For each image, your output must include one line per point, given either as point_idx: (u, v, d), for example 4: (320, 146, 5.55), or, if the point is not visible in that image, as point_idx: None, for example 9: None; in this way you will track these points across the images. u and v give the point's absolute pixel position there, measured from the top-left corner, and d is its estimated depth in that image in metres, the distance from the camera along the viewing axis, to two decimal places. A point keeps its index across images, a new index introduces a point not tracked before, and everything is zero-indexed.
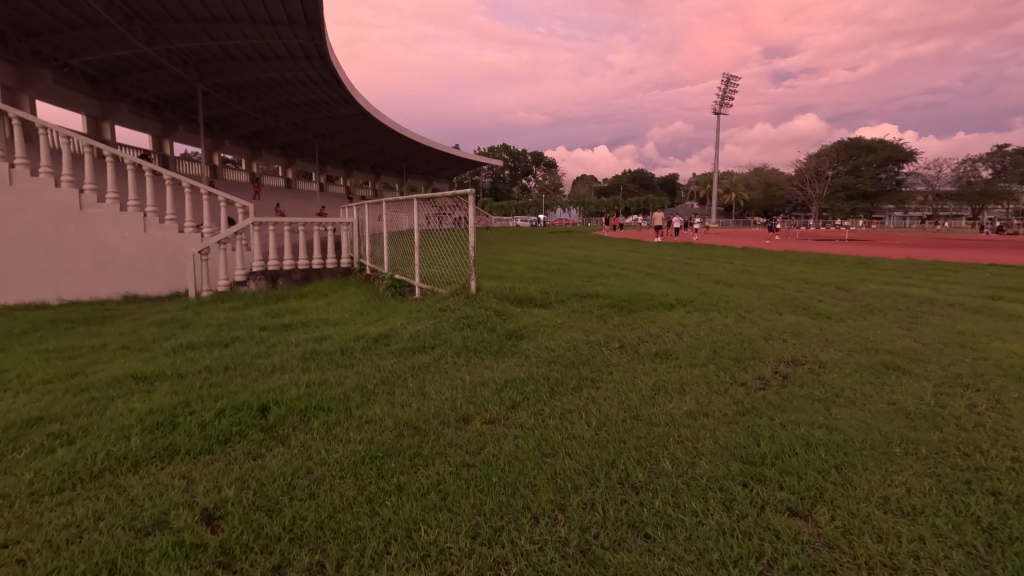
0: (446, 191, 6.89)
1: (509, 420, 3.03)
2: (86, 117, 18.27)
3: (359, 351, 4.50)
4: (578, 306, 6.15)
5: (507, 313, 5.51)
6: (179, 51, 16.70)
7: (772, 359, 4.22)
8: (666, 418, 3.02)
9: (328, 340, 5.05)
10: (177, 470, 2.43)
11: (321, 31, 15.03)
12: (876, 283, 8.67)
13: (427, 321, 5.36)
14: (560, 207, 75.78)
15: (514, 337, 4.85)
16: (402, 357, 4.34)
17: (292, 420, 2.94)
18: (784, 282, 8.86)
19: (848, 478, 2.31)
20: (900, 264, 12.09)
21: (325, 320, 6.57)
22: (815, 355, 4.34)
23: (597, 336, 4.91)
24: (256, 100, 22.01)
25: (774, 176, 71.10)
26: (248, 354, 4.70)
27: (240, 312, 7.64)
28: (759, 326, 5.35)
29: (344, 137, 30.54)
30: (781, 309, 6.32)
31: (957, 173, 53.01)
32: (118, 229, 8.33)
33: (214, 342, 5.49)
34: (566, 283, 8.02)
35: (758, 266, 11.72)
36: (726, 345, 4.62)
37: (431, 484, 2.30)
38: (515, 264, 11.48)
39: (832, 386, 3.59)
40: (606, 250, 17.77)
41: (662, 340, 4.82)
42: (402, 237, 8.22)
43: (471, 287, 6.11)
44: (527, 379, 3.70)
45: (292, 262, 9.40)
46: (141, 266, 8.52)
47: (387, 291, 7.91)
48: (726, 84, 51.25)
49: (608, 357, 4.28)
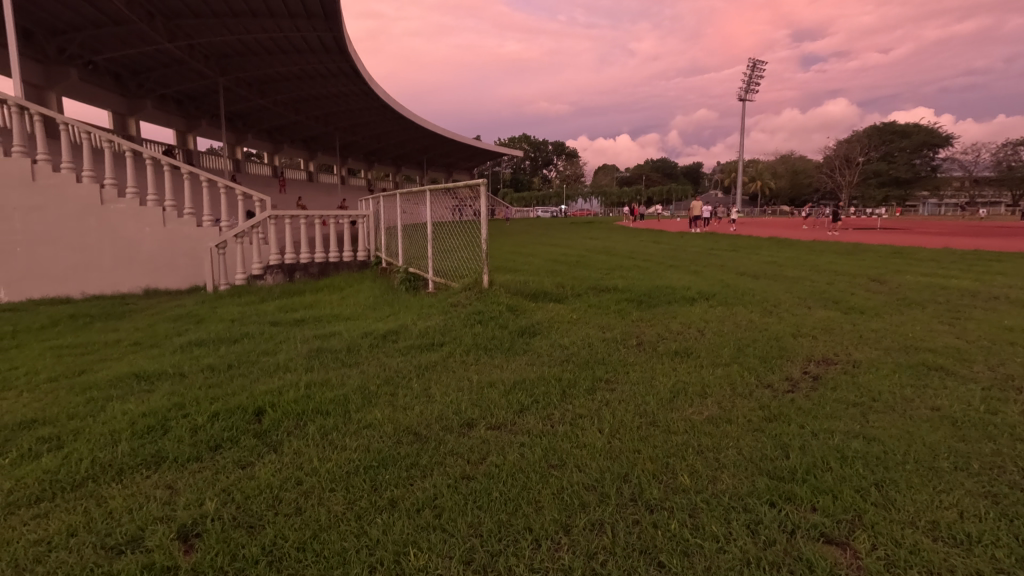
0: (460, 183, 6.72)
1: (516, 425, 2.85)
2: (112, 113, 18.56)
3: (366, 349, 4.36)
4: (595, 301, 5.91)
5: (520, 309, 5.31)
6: (201, 47, 16.81)
7: (800, 358, 3.95)
8: (685, 425, 2.80)
9: (336, 337, 4.93)
10: (162, 479, 2.31)
11: (338, 24, 14.91)
12: (912, 274, 8.24)
13: (437, 316, 5.19)
14: (582, 198, 75.13)
15: (526, 333, 4.66)
16: (410, 355, 4.19)
17: (287, 424, 2.80)
18: (813, 273, 8.49)
19: (890, 497, 2.07)
20: (936, 254, 11.52)
21: (338, 316, 6.46)
22: (848, 354, 4.04)
23: (613, 333, 4.67)
24: (277, 94, 22.10)
25: (802, 163, 69.18)
26: (253, 351, 4.60)
27: (256, 306, 7.60)
28: (787, 321, 5.05)
29: (364, 129, 30.58)
30: (811, 303, 5.99)
31: (996, 158, 50.89)
32: (138, 224, 8.39)
33: (224, 339, 5.42)
34: (584, 276, 7.80)
35: (786, 257, 11.31)
36: (750, 342, 4.35)
37: (427, 499, 2.13)
38: (533, 257, 11.28)
39: (867, 389, 3.31)
40: (627, 241, 17.41)
41: (683, 337, 4.56)
42: (416, 230, 8.07)
43: (484, 282, 5.91)
44: (537, 379, 3.50)
45: (308, 255, 9.34)
46: (161, 261, 8.59)
47: (402, 285, 7.79)
48: (752, 69, 49.75)
49: (624, 356, 4.05)
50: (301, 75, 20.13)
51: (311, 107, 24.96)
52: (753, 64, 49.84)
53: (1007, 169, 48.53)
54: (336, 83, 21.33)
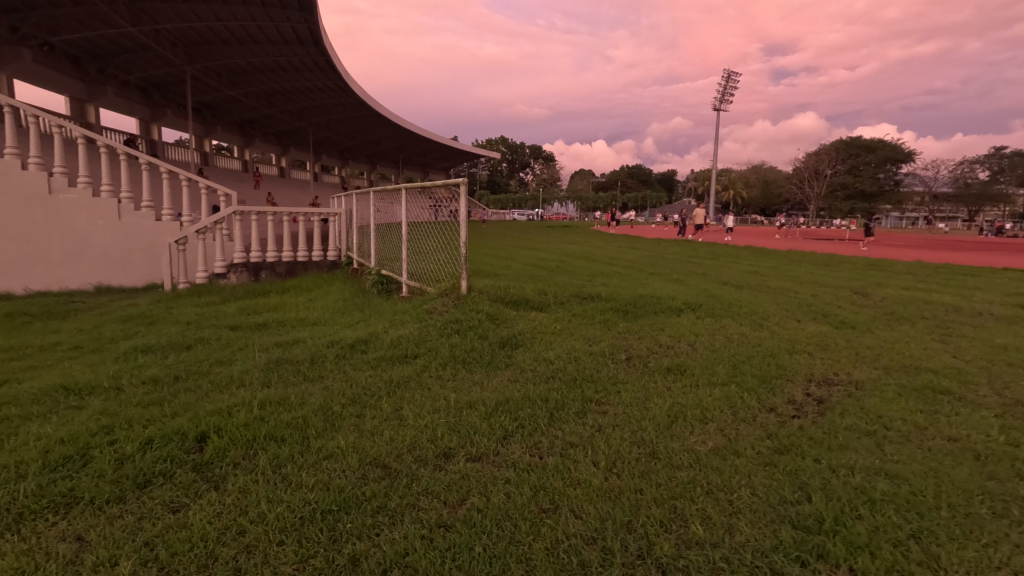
0: (437, 182, 6.34)
1: (500, 457, 2.51)
2: (69, 99, 17.56)
3: (332, 361, 3.96)
4: (579, 310, 5.62)
5: (501, 317, 4.97)
6: (167, 33, 16.03)
7: (800, 377, 3.72)
8: (689, 458, 2.50)
9: (299, 347, 4.50)
10: (71, 528, 1.90)
11: (314, 15, 14.35)
12: (894, 287, 8.21)
13: (411, 325, 4.81)
14: (558, 202, 75.28)
15: (508, 345, 4.32)
16: (380, 368, 3.80)
17: (232, 454, 2.40)
18: (795, 285, 8.39)
19: (933, 555, 1.80)
20: (910, 267, 11.58)
21: (304, 321, 6.01)
22: (849, 374, 3.82)
23: (601, 346, 4.37)
24: (248, 86, 21.31)
25: (773, 174, 70.84)
26: (206, 361, 4.13)
27: (215, 307, 7.08)
28: (779, 336, 4.84)
29: (338, 125, 29.84)
30: (801, 316, 5.80)
31: (954, 174, 52.77)
32: (90, 217, 7.78)
33: (176, 345, 4.93)
34: (565, 283, 7.52)
35: (765, 266, 11.26)
36: (746, 360, 4.10)
37: (395, 555, 1.78)
38: (512, 260, 10.97)
39: (876, 414, 3.08)
40: (605, 246, 17.27)
41: (674, 352, 4.29)
42: (390, 230, 7.66)
43: (462, 287, 5.53)
44: (522, 400, 3.17)
45: (275, 254, 8.80)
46: (115, 256, 7.97)
47: (373, 288, 7.34)
48: (727, 80, 50.45)
49: (615, 373, 3.75)
50: (273, 67, 19.42)
51: (284, 101, 24.18)
52: (728, 76, 50.52)
53: (965, 185, 50.43)
54: (310, 77, 20.67)
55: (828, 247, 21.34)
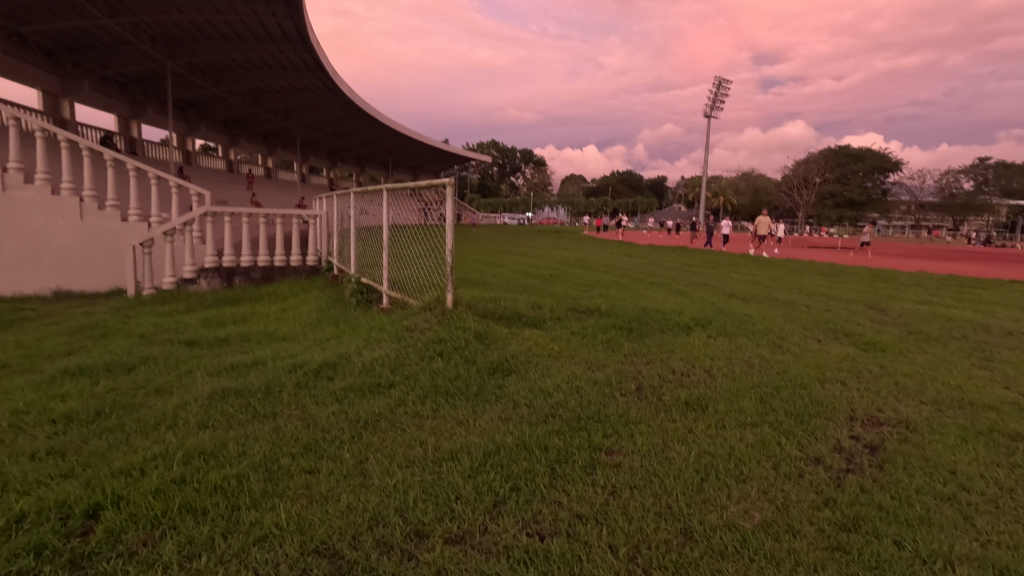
0: (422, 183, 5.68)
1: (488, 538, 1.94)
2: (43, 93, 16.75)
3: (290, 391, 3.34)
4: (578, 327, 5.03)
5: (491, 337, 4.37)
6: (146, 26, 15.27)
7: (841, 415, 3.18)
8: (733, 539, 1.94)
9: (256, 371, 3.86)
10: None
11: (300, 11, 13.73)
12: (909, 301, 7.73)
13: (389, 345, 4.19)
14: (549, 207, 74.85)
15: (499, 372, 3.74)
16: (347, 402, 3.20)
17: (129, 538, 1.80)
18: (805, 297, 7.89)
19: None
20: (915, 278, 11.19)
21: (271, 336, 5.40)
22: (895, 411, 3.28)
23: (605, 373, 3.79)
24: (233, 84, 20.60)
25: (763, 182, 71.14)
26: (143, 391, 3.47)
27: (178, 317, 6.45)
28: (804, 361, 4.29)
29: (326, 126, 29.15)
30: (821, 335, 5.28)
31: (940, 184, 53.00)
32: (49, 217, 7.11)
33: (116, 365, 4.26)
34: (562, 294, 6.94)
35: (768, 277, 10.76)
36: (775, 392, 3.53)
37: None
38: (503, 268, 10.35)
39: (947, 468, 2.53)
40: (599, 253, 16.73)
41: (689, 381, 3.72)
42: (371, 236, 7.04)
43: (447, 301, 4.89)
44: (515, 450, 2.59)
45: (251, 258, 8.09)
46: (76, 258, 7.30)
47: (352, 298, 6.70)
48: (718, 87, 50.52)
49: (625, 410, 3.16)
50: (259, 64, 18.74)
51: (269, 100, 23.46)
52: (719, 84, 50.43)
53: (950, 196, 50.85)
54: (297, 76, 20.00)
55: (823, 257, 20.94)
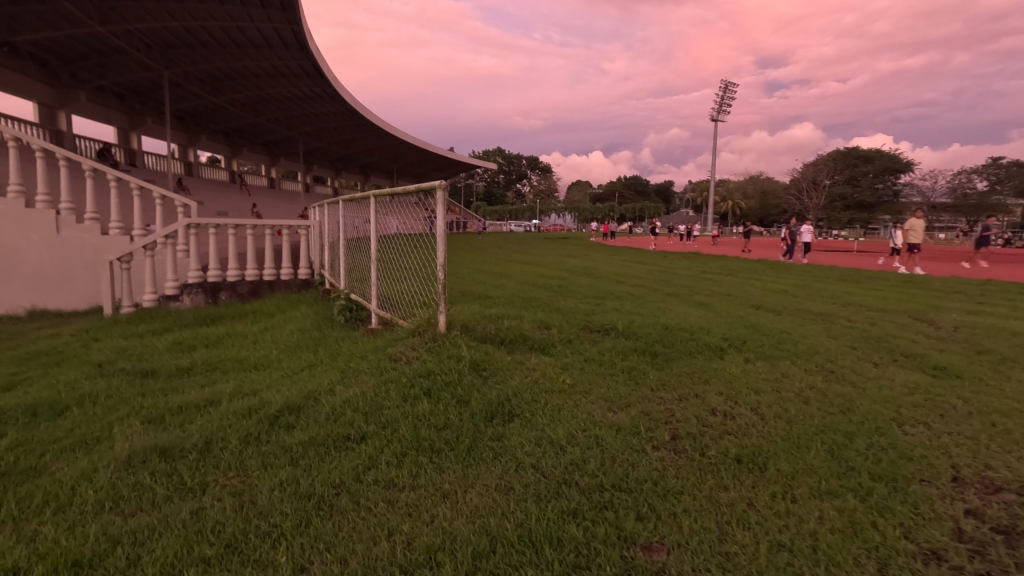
0: (409, 188, 4.92)
1: None
2: (37, 104, 16.23)
3: (235, 449, 2.64)
4: (595, 352, 4.31)
5: (488, 367, 3.66)
6: (141, 34, 14.71)
7: (944, 477, 2.44)
8: None
9: (204, 417, 3.15)
10: None
11: (298, 16, 13.07)
12: (957, 311, 6.97)
13: (367, 381, 3.47)
14: (555, 213, 74.29)
15: (499, 417, 3.02)
16: (301, 466, 2.48)
17: None
18: (843, 308, 7.11)
19: None
20: (951, 283, 10.40)
21: (242, 365, 4.70)
22: (1011, 469, 2.54)
23: (630, 418, 3.05)
24: (233, 93, 20.06)
25: (771, 185, 70.31)
26: (52, 448, 2.75)
27: (147, 339, 5.79)
28: (869, 394, 3.53)
29: (329, 135, 28.75)
30: (876, 357, 4.51)
31: (952, 184, 52.02)
32: (21, 231, 6.48)
33: (46, 405, 3.54)
34: (572, 309, 6.22)
35: (794, 284, 9.99)
36: (847, 441, 2.78)
37: None
38: (508, 279, 9.65)
39: None
40: (609, 260, 15.99)
41: (737, 428, 2.96)
42: (362, 248, 6.35)
43: (439, 323, 4.17)
44: (515, 550, 1.87)
45: (237, 272, 7.33)
46: (51, 274, 6.65)
47: (339, 316, 6.01)
48: (725, 90, 50.30)
49: (659, 472, 2.44)
50: (258, 73, 18.16)
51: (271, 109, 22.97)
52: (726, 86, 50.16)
53: (964, 196, 49.92)
54: (298, 84, 19.45)
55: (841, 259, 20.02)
